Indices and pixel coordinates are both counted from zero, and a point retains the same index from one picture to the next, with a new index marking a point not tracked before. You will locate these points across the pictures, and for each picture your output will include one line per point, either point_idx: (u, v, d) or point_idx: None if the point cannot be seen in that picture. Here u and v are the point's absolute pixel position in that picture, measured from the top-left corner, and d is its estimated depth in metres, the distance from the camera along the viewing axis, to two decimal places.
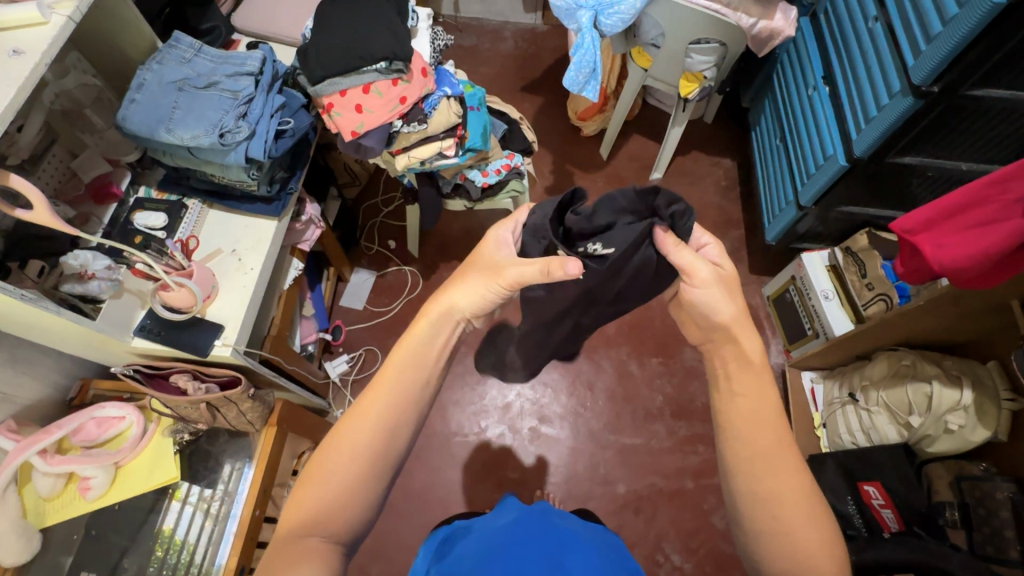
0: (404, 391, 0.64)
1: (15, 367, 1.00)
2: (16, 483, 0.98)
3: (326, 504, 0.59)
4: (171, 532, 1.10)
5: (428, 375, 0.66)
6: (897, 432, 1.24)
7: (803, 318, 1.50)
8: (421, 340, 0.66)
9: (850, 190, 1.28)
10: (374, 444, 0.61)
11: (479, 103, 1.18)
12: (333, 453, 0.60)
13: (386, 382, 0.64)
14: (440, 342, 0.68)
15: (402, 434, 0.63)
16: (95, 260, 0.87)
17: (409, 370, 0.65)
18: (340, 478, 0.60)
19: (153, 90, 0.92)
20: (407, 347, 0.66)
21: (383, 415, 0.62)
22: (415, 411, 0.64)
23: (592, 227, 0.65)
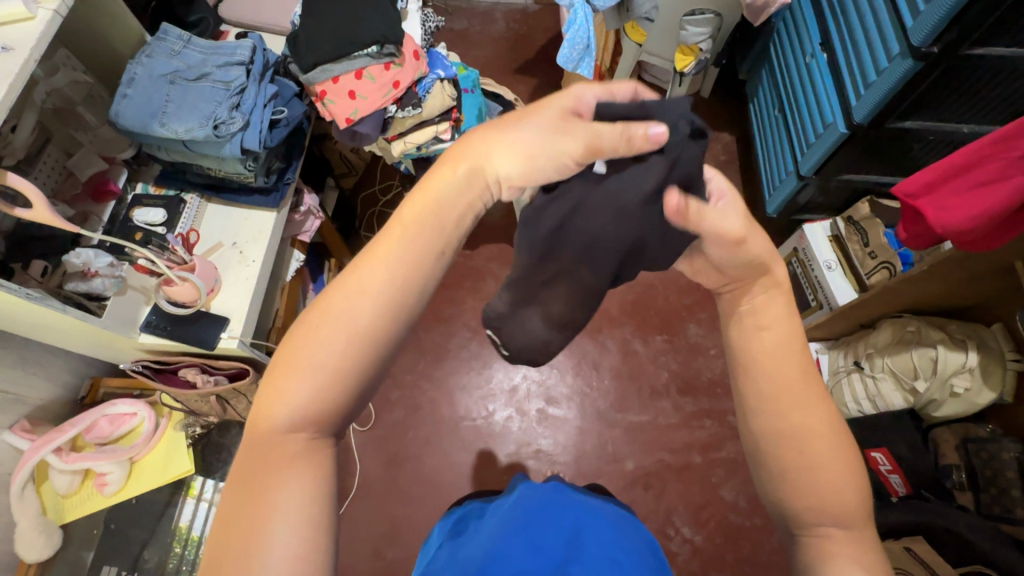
0: (406, 260, 0.49)
1: (26, 369, 1.01)
2: (34, 481, 0.99)
3: (309, 399, 0.45)
4: (187, 528, 1.13)
5: (436, 245, 0.51)
6: (903, 398, 1.24)
7: (805, 289, 1.51)
8: (433, 201, 0.51)
9: (851, 158, 1.27)
10: (368, 324, 0.46)
11: (473, 85, 1.19)
12: (314, 334, 0.46)
13: (386, 249, 0.48)
14: (452, 204, 0.52)
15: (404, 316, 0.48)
16: (97, 258, 0.85)
17: (413, 235, 0.49)
18: (325, 368, 0.45)
19: (144, 84, 0.90)
20: (412, 209, 0.51)
21: (380, 288, 0.47)
22: (421, 283, 0.50)
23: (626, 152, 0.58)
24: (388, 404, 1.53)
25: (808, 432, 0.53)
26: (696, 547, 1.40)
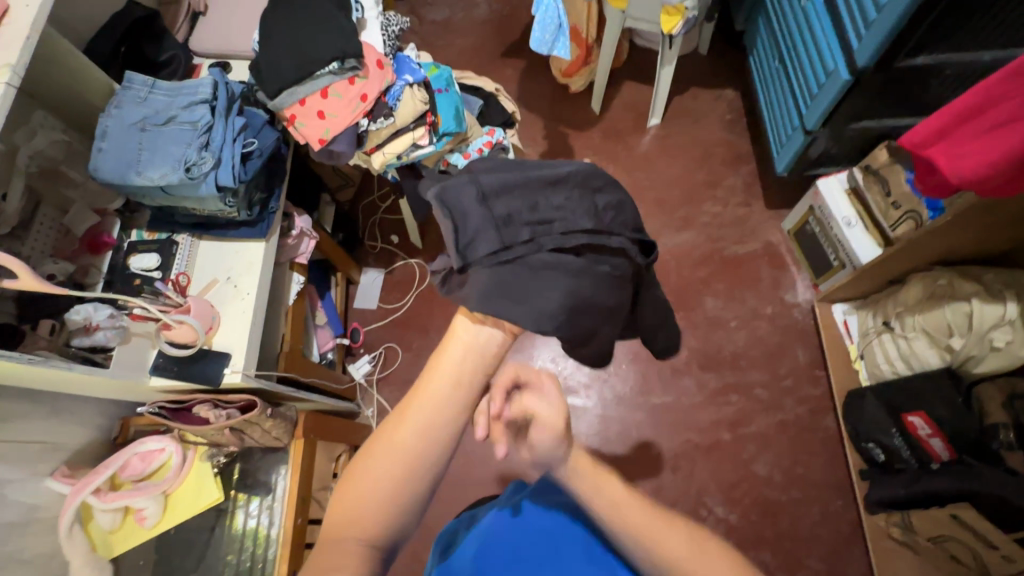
0: (444, 403, 0.56)
1: (57, 418, 1.07)
2: (81, 521, 1.06)
3: (369, 520, 0.54)
4: (258, 527, 1.18)
5: (475, 383, 0.58)
6: (939, 356, 1.16)
7: (826, 249, 1.42)
8: (466, 343, 0.57)
9: (860, 104, 1.17)
10: (414, 466, 0.55)
11: (447, 83, 1.14)
12: (373, 459, 0.55)
13: (424, 393, 0.56)
14: (479, 355, 0.57)
15: (439, 443, 0.55)
16: (97, 311, 0.91)
17: (449, 375, 0.56)
18: (381, 494, 0.54)
19: (116, 134, 0.91)
20: (442, 356, 0.57)
21: (423, 424, 0.55)
22: (459, 418, 0.57)
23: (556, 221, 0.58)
24: None
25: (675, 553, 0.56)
26: (731, 525, 1.36)
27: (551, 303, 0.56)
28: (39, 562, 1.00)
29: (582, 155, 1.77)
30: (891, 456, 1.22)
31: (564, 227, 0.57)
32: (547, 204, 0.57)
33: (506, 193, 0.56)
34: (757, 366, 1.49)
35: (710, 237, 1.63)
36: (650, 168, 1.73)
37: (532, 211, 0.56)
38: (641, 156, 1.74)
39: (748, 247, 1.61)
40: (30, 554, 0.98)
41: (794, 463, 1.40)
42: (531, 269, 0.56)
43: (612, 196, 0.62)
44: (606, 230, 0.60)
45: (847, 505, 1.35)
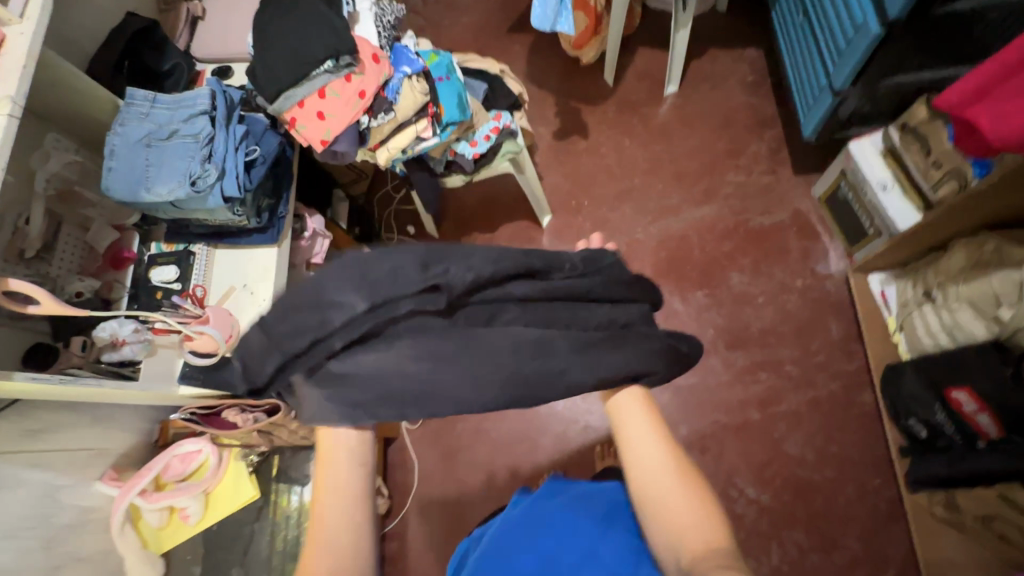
0: (342, 509, 0.59)
1: (101, 426, 1.13)
2: (131, 521, 1.12)
3: None
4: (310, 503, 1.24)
5: (361, 478, 0.62)
6: (986, 328, 1.07)
7: (860, 216, 1.34)
8: (338, 453, 0.62)
9: (894, 58, 1.07)
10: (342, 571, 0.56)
11: (448, 71, 1.10)
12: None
13: (323, 512, 0.59)
14: (352, 452, 0.62)
15: (356, 535, 0.59)
16: (122, 327, 0.93)
17: (337, 484, 0.60)
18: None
19: (123, 152, 0.92)
20: (322, 473, 0.61)
21: (329, 538, 0.58)
22: (362, 516, 0.60)
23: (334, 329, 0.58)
24: None
25: (662, 481, 0.60)
26: (763, 506, 1.34)
27: (391, 386, 0.59)
28: (96, 559, 1.07)
29: (597, 131, 1.70)
30: (934, 433, 1.16)
31: (364, 311, 0.58)
32: (314, 318, 0.58)
33: (303, 307, 0.59)
34: (787, 342, 1.43)
35: (734, 209, 1.56)
36: (668, 140, 1.65)
37: (329, 315, 0.58)
38: (658, 128, 1.67)
39: (775, 218, 1.53)
40: (87, 552, 1.06)
41: (828, 441, 1.35)
42: (354, 365, 0.59)
43: (382, 261, 0.59)
44: (420, 292, 0.59)
45: (885, 483, 1.31)
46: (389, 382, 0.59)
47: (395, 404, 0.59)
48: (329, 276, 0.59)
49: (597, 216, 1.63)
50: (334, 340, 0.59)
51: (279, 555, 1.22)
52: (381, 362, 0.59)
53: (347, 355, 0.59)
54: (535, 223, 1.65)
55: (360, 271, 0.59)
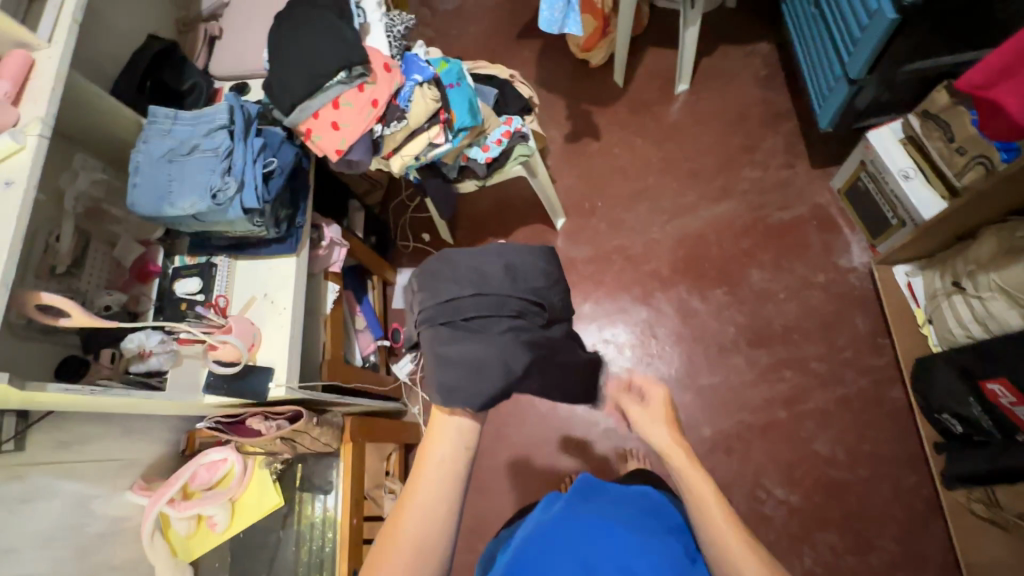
0: (440, 486, 0.66)
1: (130, 436, 1.15)
2: (161, 529, 1.14)
3: None
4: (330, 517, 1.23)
5: (463, 464, 0.68)
6: (1021, 316, 1.02)
7: (882, 206, 1.31)
8: (443, 436, 0.69)
9: (911, 43, 1.05)
10: (421, 546, 0.63)
11: (457, 78, 1.10)
12: (387, 546, 0.63)
13: (420, 481, 0.66)
14: (459, 438, 0.69)
15: (437, 519, 0.65)
16: (149, 338, 0.96)
17: (441, 464, 0.67)
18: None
19: (147, 169, 0.95)
20: (428, 449, 0.68)
21: (423, 508, 0.65)
22: (455, 500, 0.66)
23: (443, 306, 0.68)
24: None
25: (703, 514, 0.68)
26: (792, 507, 1.31)
27: (472, 371, 0.66)
28: (128, 569, 1.09)
29: (609, 132, 1.70)
30: (970, 428, 1.12)
31: (470, 295, 0.68)
32: (432, 298, 0.69)
33: (424, 290, 0.70)
34: (811, 339, 1.40)
35: (751, 205, 1.54)
36: (681, 138, 1.64)
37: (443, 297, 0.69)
38: (671, 126, 1.66)
39: (794, 213, 1.50)
40: (119, 560, 1.08)
41: (859, 439, 1.32)
42: (460, 345, 0.67)
43: (492, 260, 0.70)
44: (519, 285, 0.70)
45: (921, 481, 1.26)
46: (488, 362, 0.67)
47: (472, 389, 0.67)
48: (448, 261, 0.70)
49: (612, 217, 1.62)
50: (433, 321, 0.69)
51: (303, 566, 1.22)
52: (468, 346, 0.67)
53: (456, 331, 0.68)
54: (550, 226, 1.65)
55: (471, 266, 0.69)
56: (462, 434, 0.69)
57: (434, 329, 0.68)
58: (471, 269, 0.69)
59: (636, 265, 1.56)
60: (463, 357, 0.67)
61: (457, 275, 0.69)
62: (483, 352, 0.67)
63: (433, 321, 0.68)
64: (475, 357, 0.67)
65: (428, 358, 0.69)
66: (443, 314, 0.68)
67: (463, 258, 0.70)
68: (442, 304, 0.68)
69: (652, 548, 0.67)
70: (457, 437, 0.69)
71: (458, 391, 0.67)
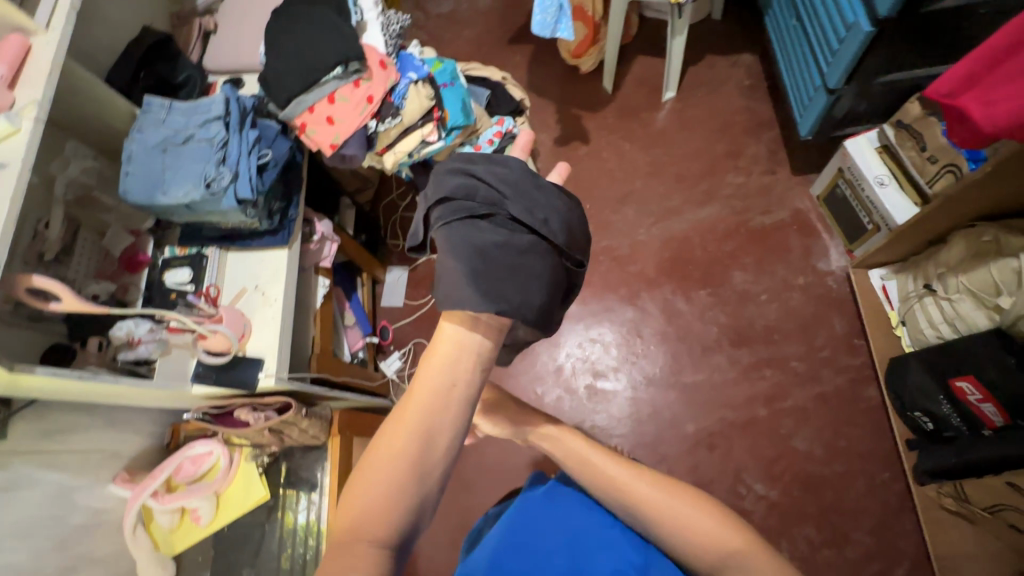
0: (444, 402, 0.55)
1: (114, 428, 1.14)
2: (143, 523, 1.12)
3: (375, 523, 0.51)
4: (314, 520, 1.20)
5: (473, 380, 0.58)
6: (987, 317, 1.08)
7: (858, 212, 1.36)
8: (449, 351, 0.57)
9: (885, 56, 1.10)
10: (416, 467, 0.53)
11: (451, 77, 1.14)
12: (376, 461, 0.54)
13: (420, 389, 0.56)
14: (473, 346, 0.59)
15: (439, 439, 0.54)
16: (138, 326, 0.95)
17: (446, 378, 0.56)
18: (383, 498, 0.52)
19: (140, 158, 0.95)
20: (437, 355, 0.57)
21: (422, 421, 0.54)
22: (460, 416, 0.56)
23: (481, 208, 0.66)
24: None
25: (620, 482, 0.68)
26: (772, 503, 1.34)
27: (512, 275, 0.63)
28: (108, 561, 1.08)
29: (598, 137, 1.74)
30: (940, 424, 1.16)
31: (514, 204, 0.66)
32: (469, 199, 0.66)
33: (463, 190, 0.67)
34: (791, 339, 1.44)
35: (735, 210, 1.58)
36: (668, 144, 1.68)
37: (486, 196, 0.67)
38: (658, 132, 1.70)
39: (776, 217, 1.55)
40: (99, 553, 1.06)
41: (836, 436, 1.36)
42: (504, 244, 0.64)
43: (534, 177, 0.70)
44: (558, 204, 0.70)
45: (894, 477, 1.31)
46: (534, 268, 0.65)
47: (512, 291, 0.62)
48: (489, 167, 0.69)
49: (600, 219, 1.65)
50: (468, 221, 0.65)
51: (286, 568, 1.19)
52: (511, 250, 0.64)
53: (501, 232, 0.65)
54: None
55: (513, 175, 0.68)
56: (476, 345, 0.59)
57: (469, 231, 0.65)
58: (513, 180, 0.68)
59: (622, 266, 1.59)
60: (505, 258, 0.63)
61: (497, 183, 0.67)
62: (524, 256, 0.65)
63: (469, 220, 0.65)
64: (515, 263, 0.64)
65: (458, 250, 0.63)
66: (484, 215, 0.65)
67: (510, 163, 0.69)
68: (479, 205, 0.66)
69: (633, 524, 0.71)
70: (471, 345, 0.59)
71: (502, 291, 0.61)
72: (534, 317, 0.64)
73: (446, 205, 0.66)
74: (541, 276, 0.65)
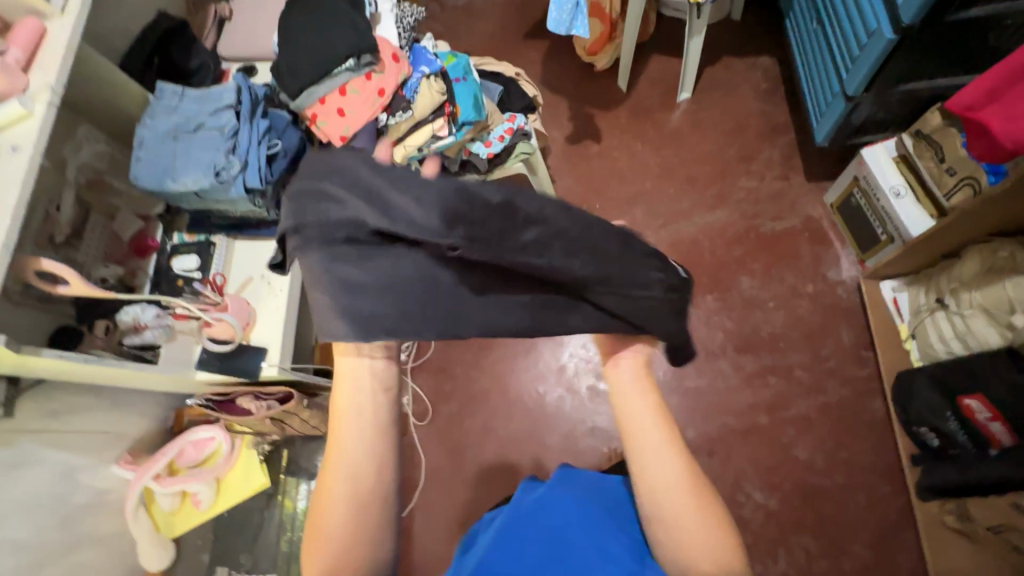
0: (366, 430, 0.63)
1: (118, 410, 1.15)
2: (144, 505, 1.14)
3: (342, 555, 0.58)
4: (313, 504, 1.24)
5: (382, 401, 0.65)
6: (999, 335, 1.06)
7: (872, 223, 1.34)
8: (359, 372, 0.65)
9: (906, 64, 1.07)
10: (361, 496, 0.60)
11: (464, 71, 1.12)
12: (326, 511, 0.59)
13: (342, 432, 0.63)
14: (375, 376, 0.66)
15: (375, 466, 0.62)
16: (144, 312, 0.97)
17: (360, 410, 0.63)
18: (342, 531, 0.59)
19: (152, 144, 0.96)
20: (345, 395, 0.64)
21: (356, 455, 0.62)
22: (385, 437, 0.64)
23: (340, 225, 0.59)
24: (442, 397, 1.57)
25: (655, 453, 0.65)
26: (769, 512, 1.33)
27: (385, 296, 0.59)
28: (108, 540, 1.10)
29: (610, 136, 1.72)
30: (947, 442, 1.15)
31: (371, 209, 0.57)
32: (321, 217, 0.59)
33: (320, 204, 0.60)
34: (797, 348, 1.43)
35: (745, 214, 1.56)
36: (681, 146, 1.66)
37: (337, 215, 0.59)
38: (671, 133, 1.68)
39: (787, 223, 1.53)
40: (100, 532, 1.08)
41: (838, 448, 1.34)
42: (365, 263, 0.59)
43: (389, 175, 0.58)
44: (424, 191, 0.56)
45: (895, 492, 1.29)
46: (410, 283, 0.59)
47: (380, 313, 0.60)
48: (337, 173, 0.60)
49: (608, 219, 1.64)
50: (320, 245, 0.60)
51: (285, 551, 1.21)
52: (379, 267, 0.59)
53: (362, 255, 0.59)
54: None
55: (366, 176, 0.58)
56: (378, 372, 0.66)
57: (326, 254, 0.60)
58: (359, 184, 0.58)
59: None
60: (370, 279, 0.59)
61: (349, 193, 0.58)
62: (394, 267, 0.58)
63: (320, 245, 0.60)
64: (385, 283, 0.59)
65: (325, 282, 0.60)
66: (330, 234, 0.59)
67: (356, 166, 0.59)
68: (335, 221, 0.59)
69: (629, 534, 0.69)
70: (376, 371, 0.66)
71: (371, 318, 0.60)
72: (420, 333, 0.60)
73: (301, 233, 0.61)
74: (417, 284, 0.59)
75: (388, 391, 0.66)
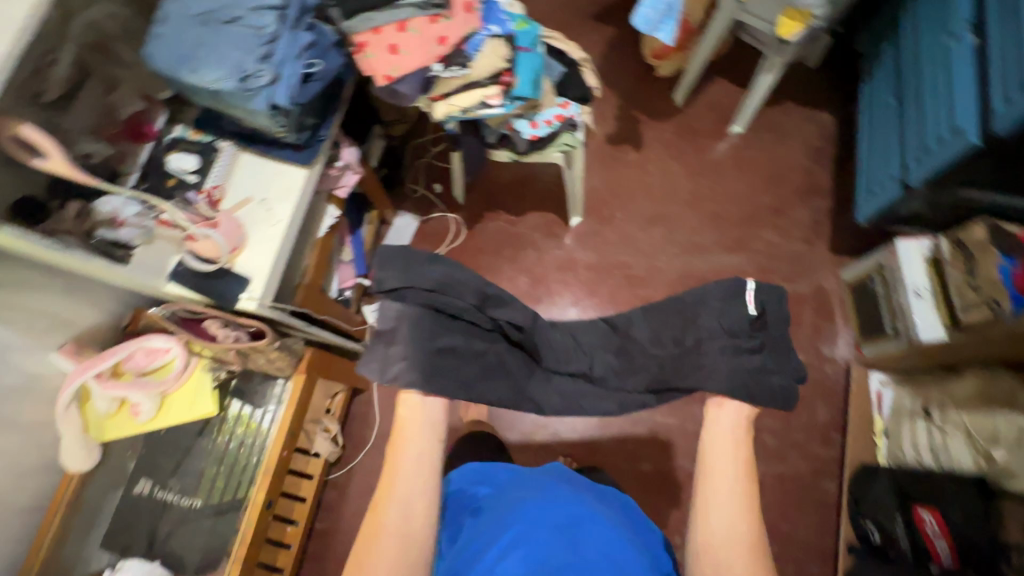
0: (416, 471, 0.74)
1: (71, 296, 1.06)
2: (79, 401, 1.06)
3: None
4: (255, 420, 1.19)
5: (433, 448, 0.76)
6: (974, 460, 1.06)
7: (884, 315, 1.32)
8: (421, 420, 0.76)
9: (972, 170, 1.04)
10: (405, 532, 0.70)
11: (532, 42, 1.03)
12: (376, 535, 0.69)
13: (398, 471, 0.73)
14: (431, 423, 0.76)
15: (420, 503, 0.72)
16: (126, 207, 0.90)
17: (415, 452, 0.75)
18: (388, 561, 0.68)
19: (177, 22, 0.85)
20: (404, 435, 0.75)
21: (405, 490, 0.72)
22: (430, 480, 0.74)
23: (427, 299, 0.75)
24: None
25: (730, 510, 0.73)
26: None
27: (459, 367, 0.76)
28: (33, 430, 1.02)
29: (651, 148, 1.65)
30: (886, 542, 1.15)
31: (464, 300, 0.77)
32: (410, 290, 0.75)
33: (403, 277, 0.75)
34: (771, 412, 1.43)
35: (761, 267, 1.53)
36: (718, 180, 1.61)
37: (422, 284, 0.75)
38: (712, 163, 1.62)
39: (797, 288, 1.51)
40: (26, 419, 1.01)
41: (780, 517, 1.36)
42: (448, 339, 0.76)
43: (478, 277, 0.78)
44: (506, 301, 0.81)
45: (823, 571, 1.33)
46: (485, 361, 0.80)
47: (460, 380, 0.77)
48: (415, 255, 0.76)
49: (626, 232, 1.59)
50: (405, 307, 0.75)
51: (223, 470, 1.17)
52: (458, 343, 0.77)
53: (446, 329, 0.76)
54: (563, 220, 1.60)
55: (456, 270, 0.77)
56: (434, 421, 0.77)
57: (410, 318, 0.74)
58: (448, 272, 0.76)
59: (633, 287, 1.54)
60: (451, 350, 0.76)
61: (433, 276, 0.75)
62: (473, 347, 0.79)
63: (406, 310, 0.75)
64: (459, 353, 0.77)
65: (408, 345, 0.73)
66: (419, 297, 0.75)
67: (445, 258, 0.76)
68: (422, 294, 0.75)
69: (638, 552, 0.74)
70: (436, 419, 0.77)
71: (441, 378, 0.74)
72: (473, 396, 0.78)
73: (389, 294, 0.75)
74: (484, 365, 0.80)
75: (441, 438, 0.77)
